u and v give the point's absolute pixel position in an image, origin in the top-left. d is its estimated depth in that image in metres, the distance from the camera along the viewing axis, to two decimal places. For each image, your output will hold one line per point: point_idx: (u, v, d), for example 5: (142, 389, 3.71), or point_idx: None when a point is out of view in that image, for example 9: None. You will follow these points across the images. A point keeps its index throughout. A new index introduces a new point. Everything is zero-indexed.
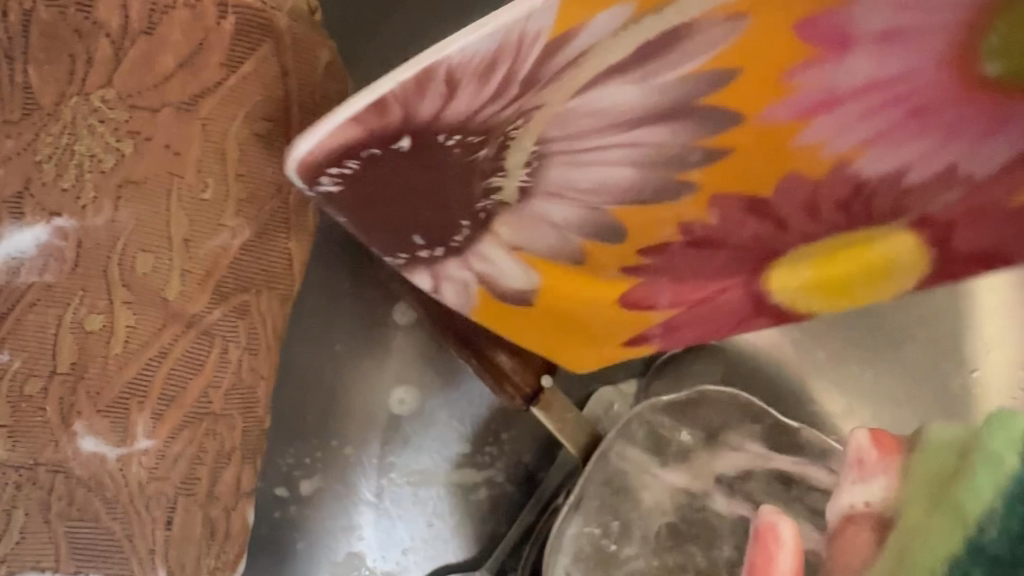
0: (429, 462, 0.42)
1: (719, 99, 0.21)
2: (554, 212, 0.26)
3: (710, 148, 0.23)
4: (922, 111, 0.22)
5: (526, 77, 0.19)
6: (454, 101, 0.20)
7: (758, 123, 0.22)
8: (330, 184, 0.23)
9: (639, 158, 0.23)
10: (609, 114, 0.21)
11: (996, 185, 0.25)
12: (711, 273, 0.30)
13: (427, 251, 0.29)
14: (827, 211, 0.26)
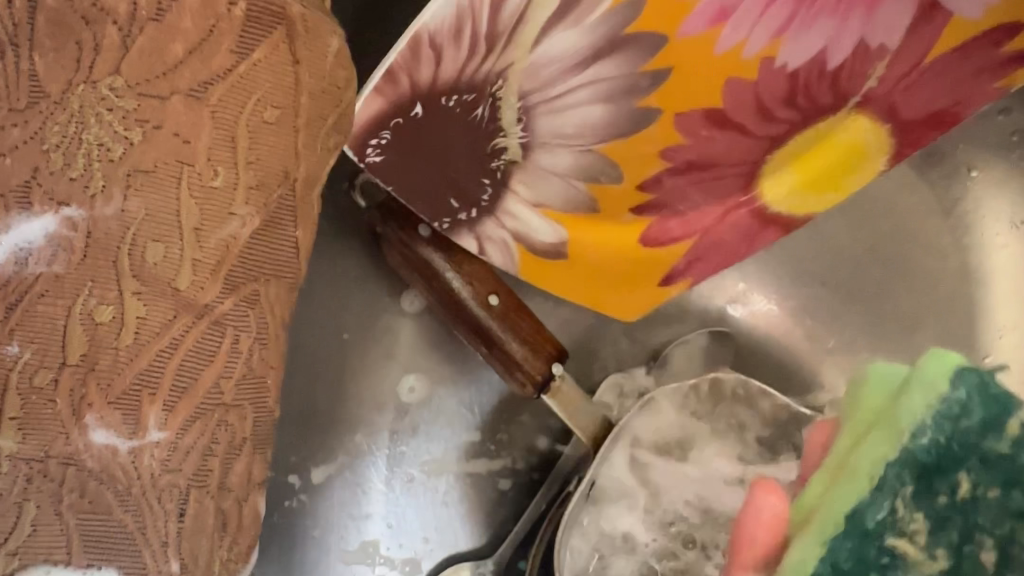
0: (439, 451, 0.46)
1: (638, 28, 0.33)
2: (550, 162, 0.39)
3: (652, 73, 0.36)
4: (807, 1, 0.34)
5: (487, 35, 0.31)
6: (443, 65, 0.31)
7: (680, 37, 0.34)
8: (374, 153, 0.34)
9: (603, 96, 0.36)
10: (561, 59, 0.33)
11: (913, 46, 0.38)
12: (711, 199, 0.44)
13: (466, 214, 0.39)
14: (777, 108, 0.40)
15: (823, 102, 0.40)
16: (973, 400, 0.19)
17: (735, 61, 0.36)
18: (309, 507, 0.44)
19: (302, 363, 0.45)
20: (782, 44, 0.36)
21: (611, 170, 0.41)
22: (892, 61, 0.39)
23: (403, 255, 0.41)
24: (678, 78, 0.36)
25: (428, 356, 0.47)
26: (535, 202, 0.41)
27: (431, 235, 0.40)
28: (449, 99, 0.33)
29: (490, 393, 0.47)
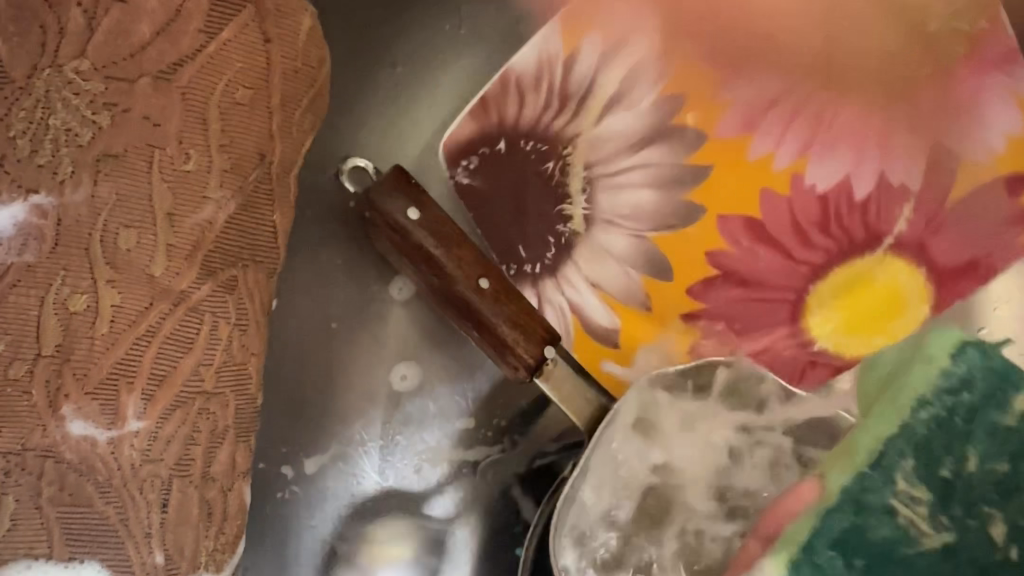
0: (433, 440, 0.46)
1: (680, 121, 0.46)
2: (612, 241, 0.46)
3: (694, 166, 0.46)
4: (820, 123, 0.45)
5: (571, 96, 0.46)
6: (525, 107, 0.46)
7: (717, 140, 0.46)
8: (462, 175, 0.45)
9: (652, 179, 0.46)
10: (621, 137, 0.46)
11: (920, 204, 0.43)
12: (757, 309, 0.45)
13: (533, 266, 0.45)
14: (812, 235, 0.44)
15: (858, 237, 0.44)
16: (973, 375, 0.21)
17: (768, 170, 0.45)
18: (301, 498, 0.44)
19: (291, 356, 0.44)
20: (809, 161, 0.45)
21: (663, 267, 0.45)
22: (917, 204, 0.43)
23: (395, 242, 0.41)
24: (721, 171, 0.45)
25: (419, 345, 0.46)
26: (590, 281, 0.46)
27: (420, 219, 0.40)
28: (527, 143, 0.46)
29: (483, 380, 0.46)
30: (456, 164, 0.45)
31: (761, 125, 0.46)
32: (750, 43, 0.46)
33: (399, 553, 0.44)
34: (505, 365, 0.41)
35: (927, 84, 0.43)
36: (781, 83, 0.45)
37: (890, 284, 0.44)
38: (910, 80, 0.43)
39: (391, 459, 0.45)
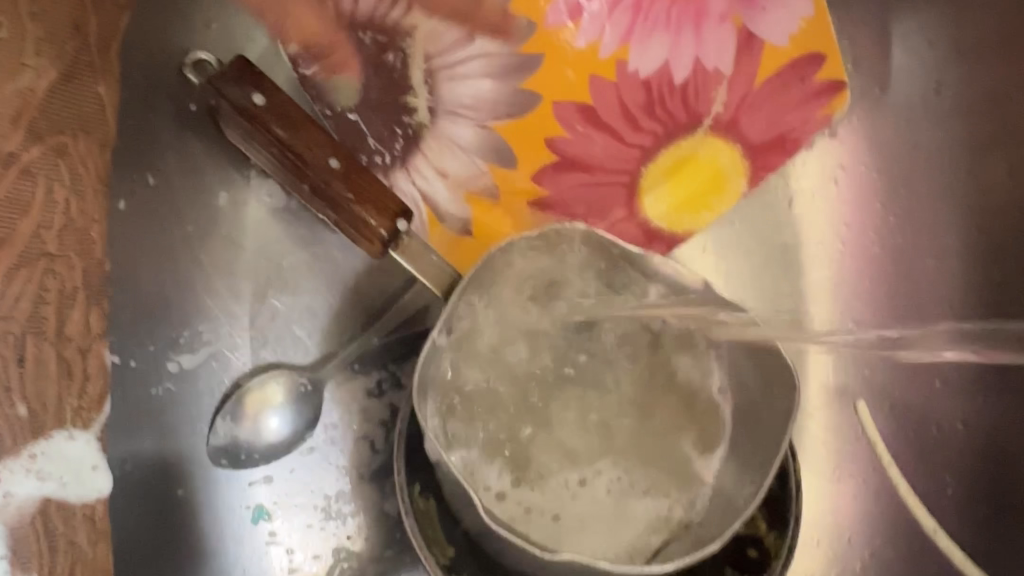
0: (300, 332, 0.48)
1: (511, 9, 0.50)
2: (442, 166, 0.51)
3: (513, 119, 0.51)
4: (640, 10, 0.51)
5: (498, 99, 0.51)
6: (360, 41, 0.49)
7: (542, 29, 0.51)
8: (303, 66, 0.48)
9: (480, 123, 0.51)
10: (507, 51, 0.50)
11: (734, 82, 0.52)
12: (739, 55, 0.52)
13: (381, 157, 0.50)
14: (590, 157, 0.52)
15: (680, 120, 0.52)
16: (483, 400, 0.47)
17: (594, 58, 0.51)
18: (176, 394, 0.46)
19: (141, 248, 0.46)
20: (630, 48, 0.52)
21: (508, 157, 0.52)
22: (729, 85, 0.52)
23: (243, 127, 0.45)
24: (510, 124, 0.51)
25: (281, 240, 0.49)
26: (440, 172, 0.51)
27: (266, 104, 0.44)
28: (366, 35, 0.49)
29: (344, 271, 0.49)
30: (298, 57, 0.48)
31: (586, 8, 0.51)
32: None
33: (276, 397, 0.46)
34: (360, 240, 0.46)
35: None
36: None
37: (713, 162, 0.53)
38: None
39: (287, 363, 0.48)
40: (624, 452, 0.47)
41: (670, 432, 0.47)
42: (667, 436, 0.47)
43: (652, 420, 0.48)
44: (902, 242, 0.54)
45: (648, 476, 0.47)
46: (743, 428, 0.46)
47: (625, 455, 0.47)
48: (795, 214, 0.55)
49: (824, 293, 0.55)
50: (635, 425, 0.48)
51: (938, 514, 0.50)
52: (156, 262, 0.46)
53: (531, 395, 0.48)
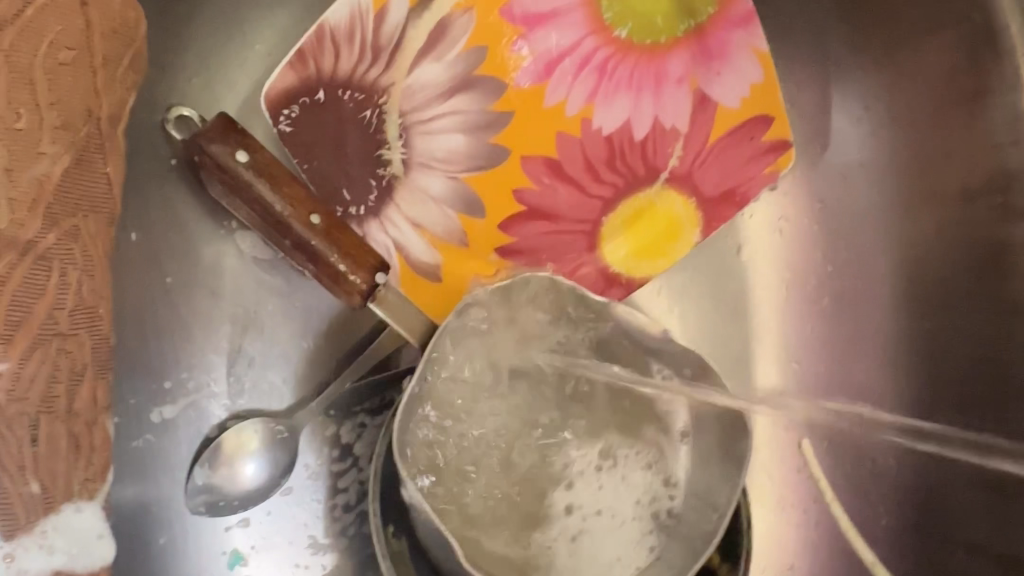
0: (277, 379, 0.50)
1: (483, 70, 0.53)
2: (415, 215, 0.53)
3: (484, 171, 0.54)
4: (603, 73, 0.54)
5: (470, 153, 0.53)
6: (341, 101, 0.51)
7: (513, 88, 0.54)
8: (283, 122, 0.50)
9: (452, 174, 0.53)
10: (478, 107, 0.53)
11: (690, 140, 0.55)
12: (695, 116, 0.55)
13: (356, 208, 0.52)
14: (557, 208, 0.55)
15: (639, 174, 0.55)
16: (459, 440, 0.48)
17: (562, 116, 0.54)
18: (156, 444, 0.47)
19: (122, 301, 0.47)
20: (594, 107, 0.55)
21: (477, 206, 0.54)
22: (686, 143, 0.55)
23: (227, 182, 0.46)
24: (482, 174, 0.54)
25: (259, 290, 0.50)
26: (412, 222, 0.53)
27: (249, 162, 0.45)
28: (345, 93, 0.51)
29: (319, 319, 0.51)
30: (278, 113, 0.49)
31: (554, 70, 0.54)
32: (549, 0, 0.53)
33: (252, 443, 0.48)
34: (339, 291, 0.47)
35: (683, 36, 0.54)
36: (574, 37, 0.54)
37: (669, 213, 0.56)
38: (672, 37, 0.54)
39: (264, 410, 0.49)
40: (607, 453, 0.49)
41: (629, 441, 0.50)
42: (629, 446, 0.50)
43: (616, 436, 0.50)
44: (842, 291, 0.58)
45: (628, 466, 0.49)
46: (697, 470, 0.48)
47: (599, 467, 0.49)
48: (743, 262, 0.59)
49: (773, 335, 0.59)
50: (609, 434, 0.50)
51: (873, 543, 0.55)
52: (140, 314, 0.48)
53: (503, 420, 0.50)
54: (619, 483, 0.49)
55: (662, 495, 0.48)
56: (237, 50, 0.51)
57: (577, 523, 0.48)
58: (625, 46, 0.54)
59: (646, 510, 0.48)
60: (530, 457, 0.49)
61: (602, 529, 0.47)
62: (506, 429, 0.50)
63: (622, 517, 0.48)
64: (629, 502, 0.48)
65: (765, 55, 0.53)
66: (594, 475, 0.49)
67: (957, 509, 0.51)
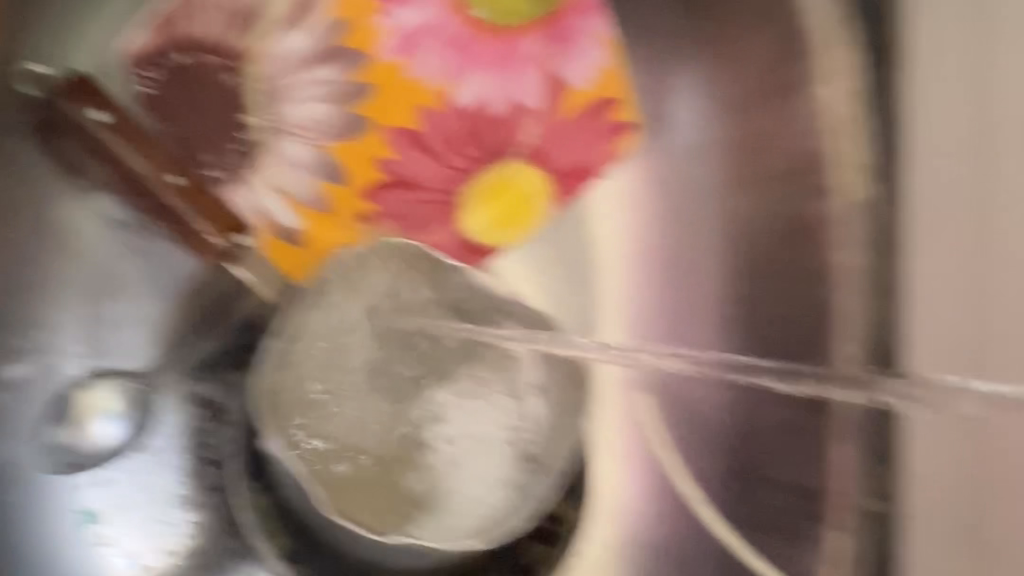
0: (134, 341, 0.51)
1: (348, 42, 0.56)
2: (278, 180, 0.54)
3: (347, 138, 0.56)
4: (462, 51, 0.58)
5: (333, 121, 0.55)
6: (204, 66, 0.53)
7: (376, 60, 0.56)
8: (143, 83, 0.52)
9: (315, 141, 0.55)
10: (341, 76, 0.55)
11: (544, 117, 0.59)
12: (547, 95, 0.59)
13: (216, 172, 0.53)
14: (416, 177, 0.57)
15: (497, 146, 0.59)
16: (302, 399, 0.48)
17: (423, 89, 0.57)
18: (10, 404, 0.49)
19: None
20: (454, 82, 0.58)
21: (340, 174, 0.56)
22: (539, 120, 0.59)
23: (87, 142, 0.50)
24: (345, 142, 0.56)
25: (116, 251, 0.51)
26: (274, 187, 0.54)
27: (111, 124, 0.50)
28: (207, 59, 0.53)
29: (177, 281, 0.52)
30: (139, 75, 0.52)
31: (416, 46, 0.57)
32: None
33: (108, 403, 0.50)
34: (198, 253, 0.52)
35: (536, 22, 0.59)
36: (434, 17, 0.57)
37: (526, 185, 0.59)
38: (526, 22, 0.59)
39: (121, 371, 0.51)
40: (465, 383, 0.49)
41: (489, 369, 0.49)
42: (488, 375, 0.49)
43: (475, 366, 0.49)
44: (678, 259, 0.60)
45: (493, 389, 0.49)
46: (546, 416, 0.49)
47: (461, 393, 0.49)
48: (587, 228, 0.60)
49: (614, 302, 0.60)
50: (467, 364, 0.49)
51: (701, 483, 0.59)
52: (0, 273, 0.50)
53: (346, 371, 0.49)
54: (482, 406, 0.49)
55: (523, 424, 0.49)
56: (93, 13, 0.52)
57: (443, 453, 0.48)
58: (483, 27, 0.58)
59: (510, 435, 0.48)
60: (385, 401, 0.48)
61: (472, 452, 0.48)
62: (358, 372, 0.49)
63: (488, 446, 0.48)
64: (493, 428, 0.48)
65: (613, 40, 0.59)
66: (454, 400, 0.49)
67: (769, 452, 0.58)
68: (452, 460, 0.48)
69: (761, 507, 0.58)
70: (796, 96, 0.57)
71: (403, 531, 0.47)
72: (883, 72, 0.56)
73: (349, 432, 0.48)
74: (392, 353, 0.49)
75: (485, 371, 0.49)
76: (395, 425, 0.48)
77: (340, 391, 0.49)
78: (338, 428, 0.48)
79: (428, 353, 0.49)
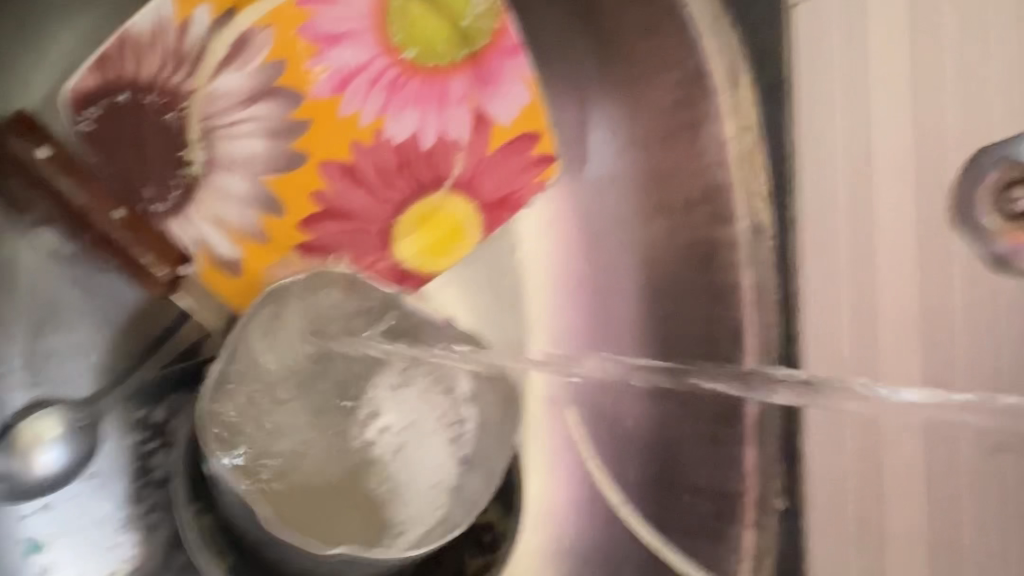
0: (78, 370, 0.53)
1: (282, 82, 0.58)
2: (217, 213, 0.57)
3: (282, 173, 0.59)
4: (393, 89, 0.61)
5: (270, 156, 0.58)
6: (144, 104, 0.56)
7: (310, 98, 0.59)
8: (85, 121, 0.55)
9: (252, 175, 0.58)
10: (277, 113, 0.58)
11: (471, 151, 0.63)
12: (474, 130, 0.63)
13: (157, 206, 0.56)
14: (351, 209, 0.60)
15: (426, 179, 0.62)
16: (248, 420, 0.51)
17: (356, 126, 0.60)
18: None
19: None
20: (386, 118, 0.61)
21: (278, 206, 0.58)
22: (466, 154, 0.62)
23: (29, 178, 0.50)
24: (281, 176, 0.58)
25: (59, 283, 0.53)
26: (213, 219, 0.57)
27: (51, 160, 0.50)
28: (147, 97, 0.56)
29: (121, 311, 0.54)
30: (80, 114, 0.55)
31: (349, 85, 0.60)
32: (342, 22, 0.59)
33: (50, 431, 0.51)
34: (145, 284, 0.52)
35: (462, 61, 0.62)
36: (365, 56, 0.60)
37: (454, 216, 0.63)
38: (453, 62, 0.62)
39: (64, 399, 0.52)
40: (402, 386, 0.54)
41: (422, 371, 0.55)
42: (422, 377, 0.54)
43: (409, 368, 0.54)
44: (598, 282, 0.65)
45: (427, 385, 0.54)
46: (479, 425, 0.54)
47: (399, 394, 0.54)
48: (514, 257, 0.66)
49: (540, 323, 0.66)
50: (403, 369, 0.54)
51: (624, 493, 0.64)
52: None
53: (290, 388, 0.53)
54: (419, 398, 0.54)
55: (457, 416, 0.54)
56: (36, 57, 0.55)
57: (387, 445, 0.53)
58: (412, 66, 0.61)
59: (446, 426, 0.54)
60: (328, 413, 0.53)
61: (413, 441, 0.53)
62: (302, 387, 0.53)
63: (426, 435, 0.53)
64: (431, 418, 0.54)
65: (532, 81, 0.62)
66: (391, 395, 0.54)
67: (688, 458, 0.62)
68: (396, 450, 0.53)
69: (684, 512, 0.62)
70: (698, 132, 0.61)
71: (353, 528, 0.50)
72: (773, 104, 0.60)
73: (297, 443, 0.52)
74: (334, 365, 0.54)
75: (418, 373, 0.55)
76: (340, 429, 0.53)
77: (285, 407, 0.52)
78: (285, 443, 0.51)
79: (366, 361, 0.54)
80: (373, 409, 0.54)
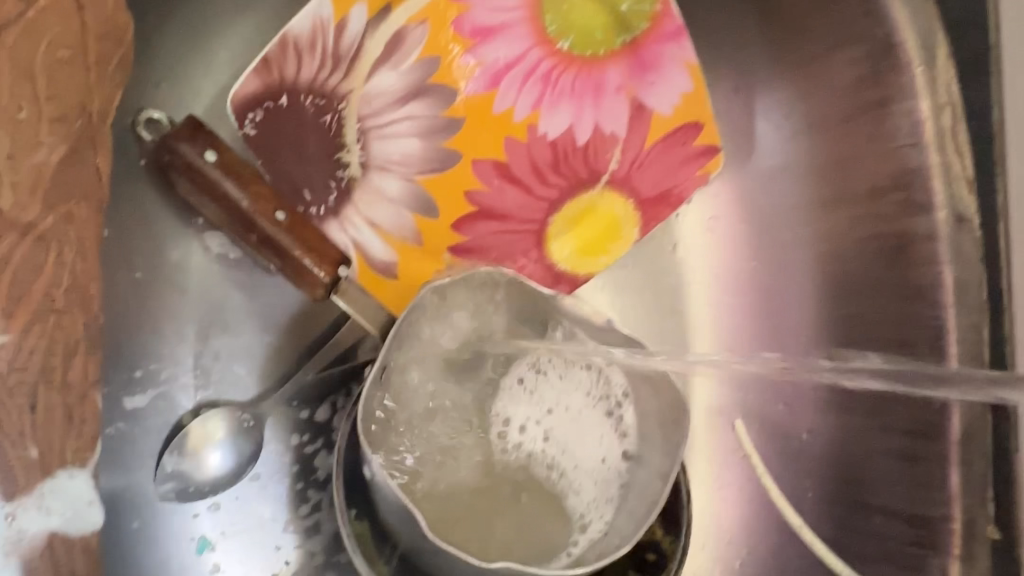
0: (241, 370, 0.54)
1: (436, 79, 0.57)
2: (372, 216, 0.57)
3: (436, 171, 0.57)
4: (547, 83, 0.58)
5: (423, 154, 0.57)
6: (303, 105, 0.56)
7: (463, 95, 0.58)
8: (248, 124, 0.55)
9: (407, 176, 0.57)
10: (432, 112, 0.57)
11: (629, 144, 0.59)
12: (632, 122, 0.59)
13: (316, 210, 0.56)
14: (505, 208, 0.58)
15: (583, 175, 0.59)
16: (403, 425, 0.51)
17: (510, 122, 0.58)
18: (127, 433, 0.52)
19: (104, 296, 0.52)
20: (540, 113, 0.58)
21: (431, 207, 0.57)
22: (624, 147, 0.59)
23: (197, 181, 0.50)
24: (434, 175, 0.57)
25: (224, 284, 0.54)
26: (369, 221, 0.57)
27: (217, 161, 0.49)
28: (307, 98, 0.56)
29: (281, 313, 0.54)
30: (243, 117, 0.55)
31: (502, 79, 0.58)
32: (496, 15, 0.58)
33: (218, 433, 0.51)
34: (303, 286, 0.51)
35: (618, 49, 0.59)
36: (519, 49, 0.58)
37: (611, 212, 0.59)
38: (610, 50, 0.59)
39: (228, 401, 0.53)
40: (544, 374, 0.54)
41: (564, 359, 0.54)
42: (569, 367, 0.53)
43: (550, 360, 0.54)
44: (767, 279, 0.61)
45: (572, 372, 0.54)
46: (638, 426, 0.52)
47: (543, 383, 0.54)
48: (676, 254, 0.61)
49: (707, 326, 0.61)
50: (546, 362, 0.54)
51: (802, 512, 0.58)
52: (118, 307, 0.52)
53: (443, 392, 0.52)
54: (561, 381, 0.54)
55: (606, 392, 0.53)
56: (203, 64, 0.56)
57: (536, 435, 0.53)
58: (567, 57, 0.58)
59: (596, 402, 0.53)
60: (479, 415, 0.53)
61: (565, 425, 0.53)
62: (455, 389, 0.53)
63: (577, 415, 0.53)
64: (579, 397, 0.53)
65: (695, 66, 0.58)
66: (534, 380, 0.54)
67: (875, 474, 0.56)
68: (546, 438, 0.53)
69: (869, 536, 0.56)
70: (886, 113, 0.56)
71: (514, 528, 0.50)
72: None
73: (448, 444, 0.52)
74: (481, 365, 0.54)
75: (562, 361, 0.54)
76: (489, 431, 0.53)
77: (437, 410, 0.52)
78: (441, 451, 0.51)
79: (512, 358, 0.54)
80: (512, 405, 0.53)
